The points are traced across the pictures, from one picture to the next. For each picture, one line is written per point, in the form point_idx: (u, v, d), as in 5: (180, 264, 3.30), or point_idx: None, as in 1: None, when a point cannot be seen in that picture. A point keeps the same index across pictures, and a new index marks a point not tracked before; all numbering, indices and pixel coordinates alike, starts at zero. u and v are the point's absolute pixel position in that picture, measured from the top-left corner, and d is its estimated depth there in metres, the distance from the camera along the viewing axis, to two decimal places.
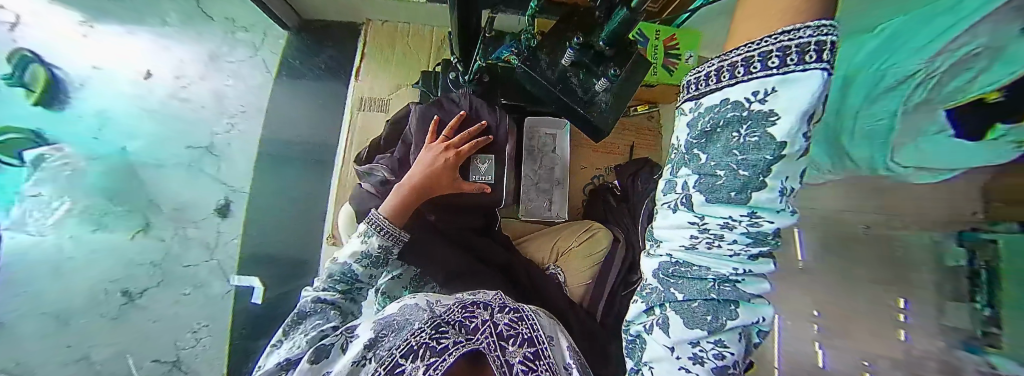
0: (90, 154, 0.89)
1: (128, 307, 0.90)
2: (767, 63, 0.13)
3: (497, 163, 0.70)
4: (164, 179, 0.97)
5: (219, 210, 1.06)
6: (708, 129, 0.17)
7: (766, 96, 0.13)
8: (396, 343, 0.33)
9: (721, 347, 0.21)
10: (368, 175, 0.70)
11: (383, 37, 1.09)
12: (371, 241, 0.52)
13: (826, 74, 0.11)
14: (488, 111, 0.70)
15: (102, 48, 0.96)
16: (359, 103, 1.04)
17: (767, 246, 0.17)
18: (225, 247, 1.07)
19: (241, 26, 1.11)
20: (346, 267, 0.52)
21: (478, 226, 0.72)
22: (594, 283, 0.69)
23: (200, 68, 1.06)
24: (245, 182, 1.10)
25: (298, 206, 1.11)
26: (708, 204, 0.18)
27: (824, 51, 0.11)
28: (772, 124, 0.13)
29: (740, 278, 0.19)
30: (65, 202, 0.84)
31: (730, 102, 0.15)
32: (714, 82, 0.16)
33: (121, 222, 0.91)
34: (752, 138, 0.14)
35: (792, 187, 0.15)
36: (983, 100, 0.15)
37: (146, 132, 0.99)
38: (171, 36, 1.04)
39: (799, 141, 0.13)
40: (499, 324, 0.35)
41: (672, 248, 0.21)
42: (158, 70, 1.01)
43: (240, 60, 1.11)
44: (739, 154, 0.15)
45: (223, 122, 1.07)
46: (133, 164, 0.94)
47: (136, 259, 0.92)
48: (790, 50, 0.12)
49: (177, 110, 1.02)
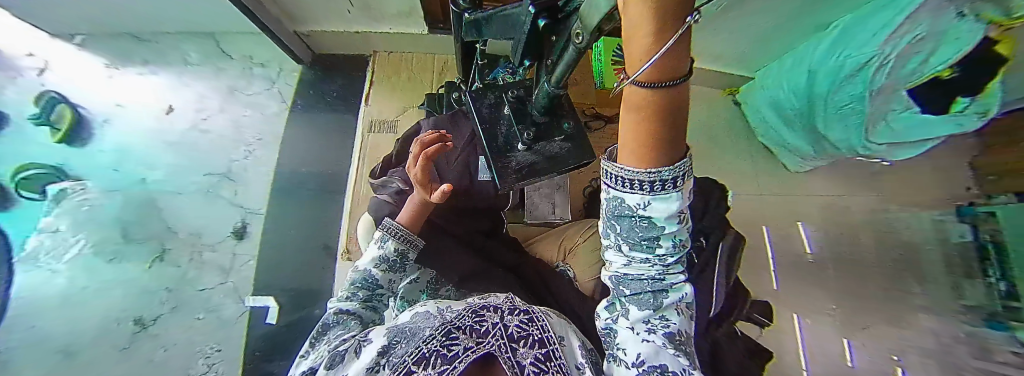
0: (107, 187, 0.92)
1: (140, 335, 0.83)
2: (641, 187, 0.17)
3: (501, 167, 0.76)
4: (183, 206, 0.98)
5: (236, 233, 1.00)
6: (616, 214, 0.21)
7: (645, 206, 0.19)
8: (408, 350, 0.31)
9: (666, 320, 0.25)
10: (383, 188, 0.73)
11: (391, 64, 1.18)
12: (387, 247, 0.53)
13: (676, 193, 0.18)
14: None
15: (124, 91, 1.03)
16: (369, 125, 1.11)
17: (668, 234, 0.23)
18: (241, 269, 0.97)
19: (257, 62, 1.15)
20: (367, 272, 0.53)
21: (484, 228, 0.72)
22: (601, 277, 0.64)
23: (219, 101, 1.09)
24: (263, 202, 1.04)
25: (314, 226, 1.04)
26: (631, 251, 0.23)
27: (669, 184, 0.17)
28: (653, 218, 0.19)
29: (664, 276, 0.24)
30: (81, 236, 0.84)
31: (626, 205, 0.19)
32: (614, 185, 0.19)
33: (137, 251, 0.89)
34: (643, 224, 0.20)
35: (677, 236, 0.22)
36: (937, 74, 0.28)
37: (167, 163, 1.00)
38: (201, 76, 1.10)
39: (671, 222, 0.20)
40: (509, 326, 0.33)
41: (616, 265, 0.25)
42: (179, 106, 1.06)
43: (258, 92, 1.13)
44: (640, 231, 0.21)
45: (241, 149, 1.07)
46: (151, 193, 0.96)
47: (150, 285, 0.88)
48: (653, 184, 0.17)
49: (196, 141, 1.04)
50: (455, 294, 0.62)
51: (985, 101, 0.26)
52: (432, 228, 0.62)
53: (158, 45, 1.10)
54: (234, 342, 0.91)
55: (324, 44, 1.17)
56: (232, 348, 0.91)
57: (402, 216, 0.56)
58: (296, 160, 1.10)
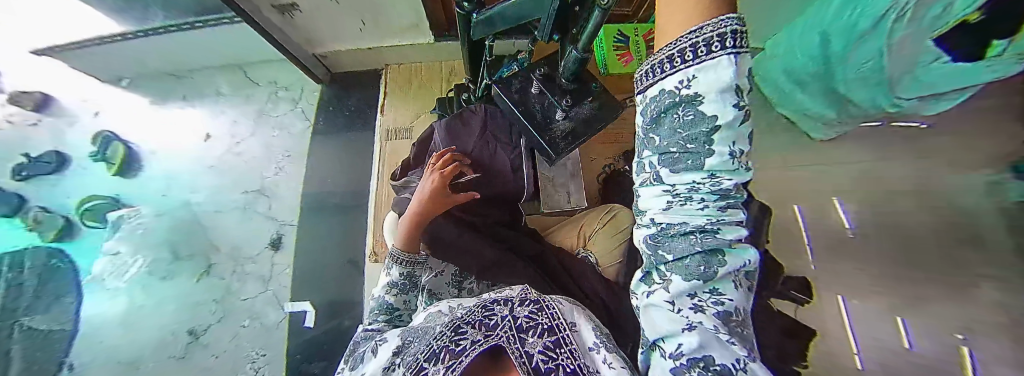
0: (159, 210, 1.10)
1: (193, 345, 1.03)
2: (687, 57, 0.16)
3: (495, 173, 0.78)
4: (221, 222, 1.13)
5: (274, 243, 1.11)
6: (655, 115, 0.19)
7: (689, 83, 0.16)
8: (420, 349, 0.35)
9: (717, 295, 0.20)
10: (405, 188, 0.82)
11: (403, 74, 1.22)
12: (393, 272, 0.61)
13: (733, 57, 0.15)
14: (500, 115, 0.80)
15: (162, 124, 1.18)
16: (385, 134, 1.15)
17: (719, 38, 0.15)
18: (279, 277, 1.09)
19: (282, 85, 1.24)
20: (382, 299, 0.58)
21: (503, 219, 0.76)
22: (624, 261, 0.63)
23: (251, 126, 1.21)
24: (294, 215, 1.14)
25: (339, 238, 1.11)
26: (674, 173, 0.19)
27: (728, 40, 0.15)
28: (701, 103, 0.16)
29: (717, 228, 0.19)
30: (136, 259, 1.06)
31: (665, 92, 0.18)
32: (662, 72, 0.18)
33: (185, 267, 1.08)
34: (688, 116, 0.17)
35: (739, 150, 0.17)
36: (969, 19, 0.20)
37: (206, 186, 1.16)
38: (235, 104, 1.22)
39: (729, 112, 0.16)
40: (518, 317, 0.35)
41: (654, 214, 0.22)
42: (215, 133, 1.19)
43: (283, 113, 1.23)
44: (683, 132, 0.18)
45: (273, 167, 1.18)
46: (195, 215, 1.13)
47: (200, 298, 1.07)
48: (710, 41, 0.15)
49: (234, 163, 1.18)
50: (478, 285, 0.70)
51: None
52: (455, 231, 0.69)
53: (193, 79, 1.21)
54: (277, 344, 1.04)
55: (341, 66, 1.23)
56: (275, 353, 1.03)
57: (399, 242, 0.62)
58: (323, 181, 1.17)
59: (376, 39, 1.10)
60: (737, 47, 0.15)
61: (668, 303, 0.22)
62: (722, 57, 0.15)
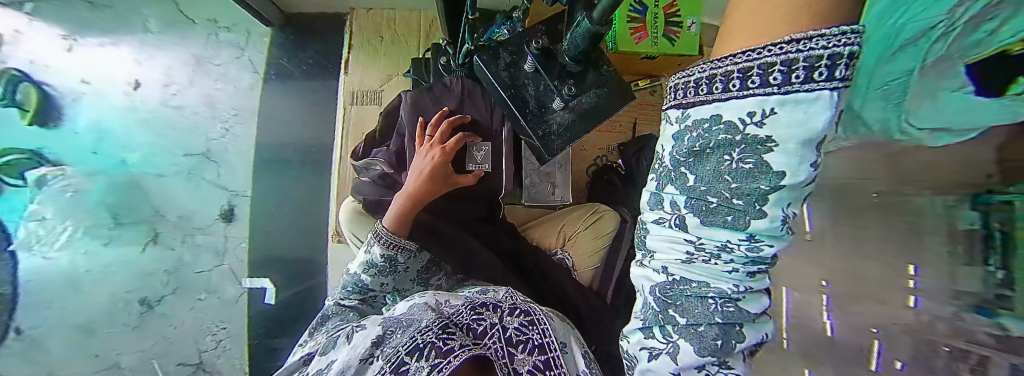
0: (91, 170, 0.85)
1: (146, 315, 0.88)
2: (768, 79, 0.11)
3: (494, 151, 0.74)
4: (167, 191, 0.96)
5: (225, 216, 1.09)
6: (697, 149, 0.16)
7: (764, 118, 0.12)
8: (402, 341, 0.44)
9: (725, 368, 0.21)
10: (366, 170, 0.79)
11: (372, 22, 1.12)
12: (373, 252, 0.65)
13: (837, 93, 0.10)
14: (481, 97, 0.74)
15: (93, 63, 0.91)
16: (349, 97, 1.08)
17: (829, 63, 0.09)
18: (234, 252, 1.11)
19: (222, 26, 1.15)
20: (358, 279, 0.65)
21: (479, 215, 0.79)
22: (601, 269, 0.76)
23: (190, 72, 1.05)
24: (247, 185, 1.18)
25: (295, 205, 1.28)
26: (703, 226, 0.17)
27: (837, 67, 0.09)
28: (770, 150, 0.13)
29: (741, 296, 0.19)
30: (66, 224, 0.80)
31: (722, 120, 0.14)
32: (717, 90, 0.14)
33: (132, 233, 0.89)
34: (745, 164, 0.14)
35: (792, 212, 0.15)
36: (1010, 50, 0.16)
37: (140, 143, 0.93)
38: (165, 45, 1.02)
39: (804, 170, 0.12)
40: (508, 328, 0.46)
41: (668, 262, 0.21)
42: (146, 79, 0.97)
43: (227, 62, 1.14)
44: (732, 180, 0.15)
45: (218, 127, 1.10)
46: (132, 174, 0.91)
47: (148, 268, 0.89)
48: (797, 64, 0.10)
49: (171, 116, 1.00)
50: (446, 283, 0.71)
51: None
52: (429, 226, 0.70)
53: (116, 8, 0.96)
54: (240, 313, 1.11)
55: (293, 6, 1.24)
56: (236, 325, 1.08)
57: (389, 222, 0.64)
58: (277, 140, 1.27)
59: None
60: (849, 80, 0.10)
61: (671, 370, 0.23)
62: (825, 92, 0.10)
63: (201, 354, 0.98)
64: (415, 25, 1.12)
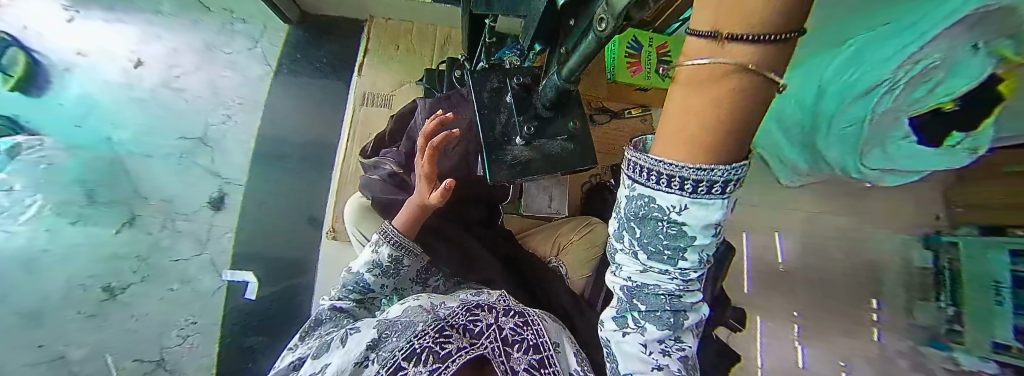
0: (73, 143, 0.93)
1: (107, 303, 0.86)
2: (690, 186, 0.14)
3: None
4: (153, 172, 1.00)
5: (213, 203, 1.06)
6: (638, 217, 0.18)
7: (681, 209, 0.16)
8: (397, 346, 0.43)
9: (680, 342, 0.23)
10: (376, 168, 0.78)
11: (388, 34, 1.18)
12: (381, 252, 0.59)
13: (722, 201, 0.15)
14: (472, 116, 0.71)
15: (78, 32, 1.01)
16: (360, 98, 1.10)
17: (720, 186, 0.14)
18: (217, 241, 1.04)
19: (238, 17, 1.16)
20: (360, 277, 0.60)
21: (479, 217, 0.76)
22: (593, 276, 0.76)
23: (196, 59, 1.10)
24: (240, 174, 1.10)
25: (295, 194, 1.12)
26: (649, 257, 0.19)
27: (724, 188, 0.14)
28: (686, 225, 0.16)
29: (682, 292, 0.21)
30: (37, 199, 0.83)
31: (653, 204, 0.16)
32: (653, 182, 0.16)
33: (107, 215, 0.92)
34: (670, 230, 0.17)
35: (705, 250, 0.19)
36: (941, 107, 0.21)
37: (134, 121, 1.02)
38: (178, 32, 1.11)
39: (705, 237, 0.17)
40: (505, 328, 0.45)
41: (630, 272, 0.21)
42: (148, 60, 1.06)
43: (237, 50, 1.15)
44: (664, 239, 0.18)
45: (219, 112, 1.10)
46: (117, 152, 0.98)
47: (121, 251, 0.91)
48: (703, 183, 0.14)
49: (167, 98, 1.06)
50: (444, 283, 0.68)
51: (976, 138, 0.20)
52: (437, 227, 0.67)
53: None
54: (214, 308, 1.00)
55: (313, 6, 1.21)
56: (209, 321, 0.99)
57: (401, 223, 0.60)
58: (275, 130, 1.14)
59: None
60: (726, 193, 0.15)
61: (641, 342, 0.24)
62: (717, 200, 0.15)
63: (163, 350, 0.91)
64: (429, 36, 1.19)
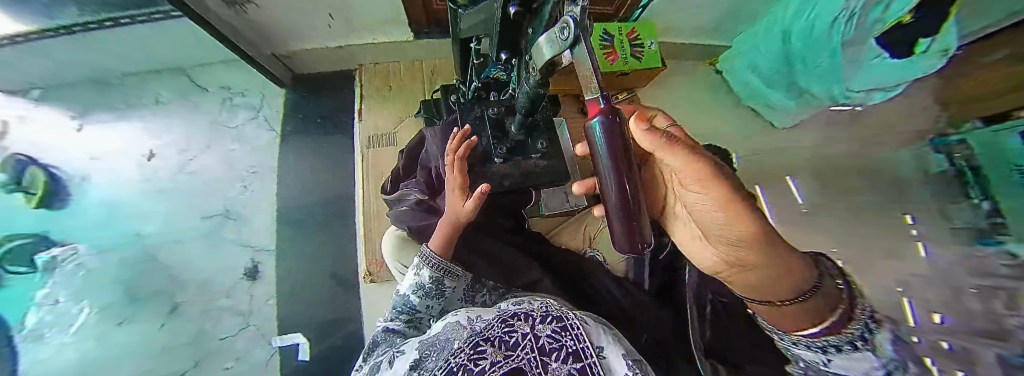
0: (102, 249, 0.93)
1: None
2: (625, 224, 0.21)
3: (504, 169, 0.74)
4: (186, 257, 1.00)
5: (249, 273, 1.06)
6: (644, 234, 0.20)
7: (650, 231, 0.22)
8: (436, 363, 0.35)
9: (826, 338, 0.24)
10: (404, 200, 0.80)
11: (378, 76, 1.21)
12: (422, 274, 0.59)
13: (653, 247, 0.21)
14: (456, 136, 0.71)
15: (85, 139, 0.98)
16: (366, 141, 1.14)
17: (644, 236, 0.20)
18: (262, 310, 1.05)
19: (236, 92, 1.18)
20: (406, 299, 0.59)
21: (507, 226, 0.80)
22: None
23: (205, 138, 1.11)
24: (269, 239, 1.11)
25: (329, 247, 1.14)
26: None
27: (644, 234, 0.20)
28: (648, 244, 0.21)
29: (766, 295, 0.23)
30: (85, 305, 0.88)
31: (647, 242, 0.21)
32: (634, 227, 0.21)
33: (142, 311, 0.92)
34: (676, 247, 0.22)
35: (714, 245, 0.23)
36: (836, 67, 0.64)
37: (160, 214, 1.01)
38: (182, 116, 1.10)
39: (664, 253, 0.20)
40: (541, 336, 0.34)
41: None
42: (160, 150, 1.05)
43: (241, 123, 1.17)
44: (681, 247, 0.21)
45: (237, 185, 1.11)
46: (148, 247, 0.97)
47: (167, 343, 0.93)
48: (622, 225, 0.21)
49: (187, 184, 1.06)
50: (489, 297, 0.65)
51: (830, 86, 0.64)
52: (471, 240, 0.71)
53: (125, 86, 1.06)
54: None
55: (304, 64, 1.21)
56: None
57: (435, 244, 0.59)
58: (295, 198, 1.16)
59: (344, 33, 1.10)
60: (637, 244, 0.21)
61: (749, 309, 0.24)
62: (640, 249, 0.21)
63: None
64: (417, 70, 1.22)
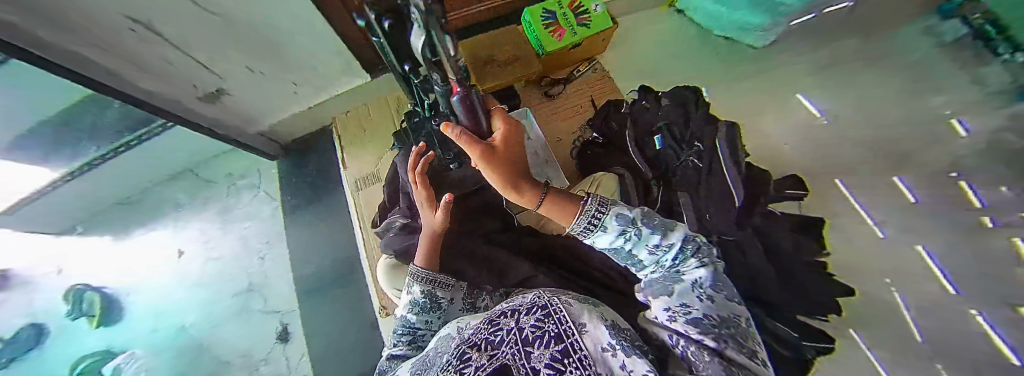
0: (150, 348, 1.12)
1: None
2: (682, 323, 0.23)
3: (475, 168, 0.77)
4: (225, 335, 1.12)
5: (281, 336, 1.10)
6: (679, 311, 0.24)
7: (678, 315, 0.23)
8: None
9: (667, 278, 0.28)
10: (389, 230, 0.81)
11: (352, 121, 1.22)
12: (414, 290, 0.50)
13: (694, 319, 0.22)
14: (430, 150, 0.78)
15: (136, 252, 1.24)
16: (355, 185, 1.11)
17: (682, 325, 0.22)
18: (298, 371, 1.06)
19: (237, 175, 1.30)
20: (404, 319, 0.48)
21: (496, 227, 0.77)
22: None
23: (219, 226, 1.25)
24: (291, 302, 1.14)
25: (345, 296, 1.11)
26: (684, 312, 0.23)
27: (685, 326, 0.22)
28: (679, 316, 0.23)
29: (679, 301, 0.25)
30: None
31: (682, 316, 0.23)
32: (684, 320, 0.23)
33: None
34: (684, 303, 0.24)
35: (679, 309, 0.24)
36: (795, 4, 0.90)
37: (198, 301, 1.17)
38: (200, 212, 1.27)
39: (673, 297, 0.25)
40: (525, 327, 0.23)
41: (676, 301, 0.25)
42: (187, 246, 1.23)
43: (246, 203, 1.28)
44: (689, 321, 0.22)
45: (256, 258, 1.21)
46: (194, 338, 1.13)
47: None
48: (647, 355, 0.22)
49: (215, 268, 1.20)
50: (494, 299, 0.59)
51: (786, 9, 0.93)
52: (462, 251, 0.69)
53: (155, 200, 1.28)
54: None
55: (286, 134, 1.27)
56: None
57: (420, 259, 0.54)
58: (306, 254, 1.18)
59: (312, 96, 1.12)
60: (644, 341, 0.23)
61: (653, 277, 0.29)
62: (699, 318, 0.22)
63: None
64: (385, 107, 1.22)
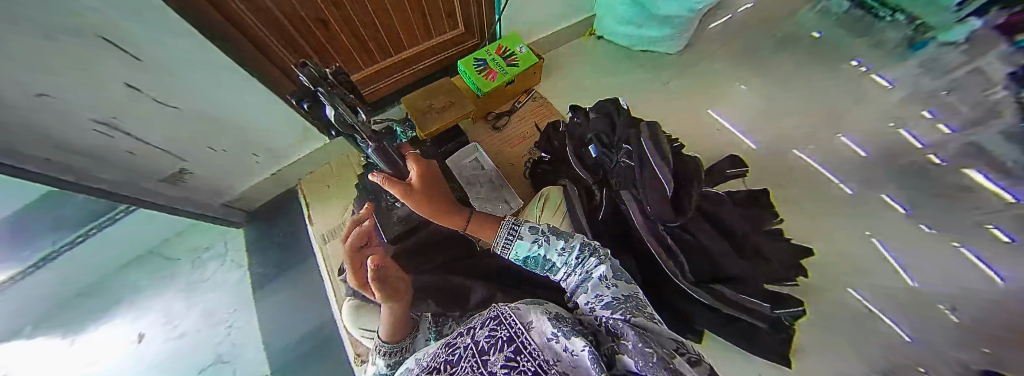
0: None
1: None
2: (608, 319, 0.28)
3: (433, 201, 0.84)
4: None
5: None
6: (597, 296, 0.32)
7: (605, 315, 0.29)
8: None
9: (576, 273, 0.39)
10: None
11: (316, 179, 1.26)
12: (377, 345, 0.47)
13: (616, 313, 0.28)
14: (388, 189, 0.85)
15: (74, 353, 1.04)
16: (321, 237, 1.12)
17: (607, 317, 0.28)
18: None
19: (202, 247, 1.26)
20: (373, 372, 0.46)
21: (457, 254, 0.80)
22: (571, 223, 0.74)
23: (182, 303, 1.17)
24: (263, 368, 1.06)
25: (321, 352, 1.05)
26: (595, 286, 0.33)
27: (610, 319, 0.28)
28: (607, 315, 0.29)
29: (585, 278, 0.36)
30: None
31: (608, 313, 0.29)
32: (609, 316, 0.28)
33: None
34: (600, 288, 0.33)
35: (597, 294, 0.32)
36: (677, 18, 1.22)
37: None
38: (160, 291, 1.19)
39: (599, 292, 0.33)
40: (478, 338, 0.24)
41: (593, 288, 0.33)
42: (148, 329, 1.12)
43: (212, 273, 1.22)
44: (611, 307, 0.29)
45: (223, 329, 1.13)
46: None
47: None
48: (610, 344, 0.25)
49: (176, 349, 1.10)
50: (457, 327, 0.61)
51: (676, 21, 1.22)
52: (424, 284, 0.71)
53: (103, 290, 1.16)
54: None
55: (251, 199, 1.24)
56: None
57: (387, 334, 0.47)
58: (277, 313, 1.13)
59: (274, 163, 1.15)
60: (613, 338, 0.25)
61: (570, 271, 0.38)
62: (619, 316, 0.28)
63: None
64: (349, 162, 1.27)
